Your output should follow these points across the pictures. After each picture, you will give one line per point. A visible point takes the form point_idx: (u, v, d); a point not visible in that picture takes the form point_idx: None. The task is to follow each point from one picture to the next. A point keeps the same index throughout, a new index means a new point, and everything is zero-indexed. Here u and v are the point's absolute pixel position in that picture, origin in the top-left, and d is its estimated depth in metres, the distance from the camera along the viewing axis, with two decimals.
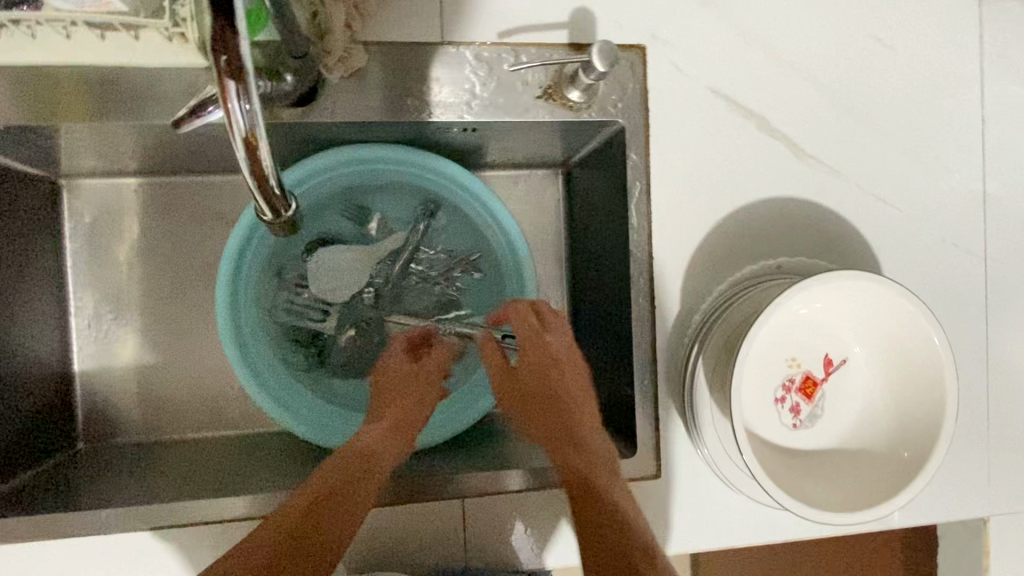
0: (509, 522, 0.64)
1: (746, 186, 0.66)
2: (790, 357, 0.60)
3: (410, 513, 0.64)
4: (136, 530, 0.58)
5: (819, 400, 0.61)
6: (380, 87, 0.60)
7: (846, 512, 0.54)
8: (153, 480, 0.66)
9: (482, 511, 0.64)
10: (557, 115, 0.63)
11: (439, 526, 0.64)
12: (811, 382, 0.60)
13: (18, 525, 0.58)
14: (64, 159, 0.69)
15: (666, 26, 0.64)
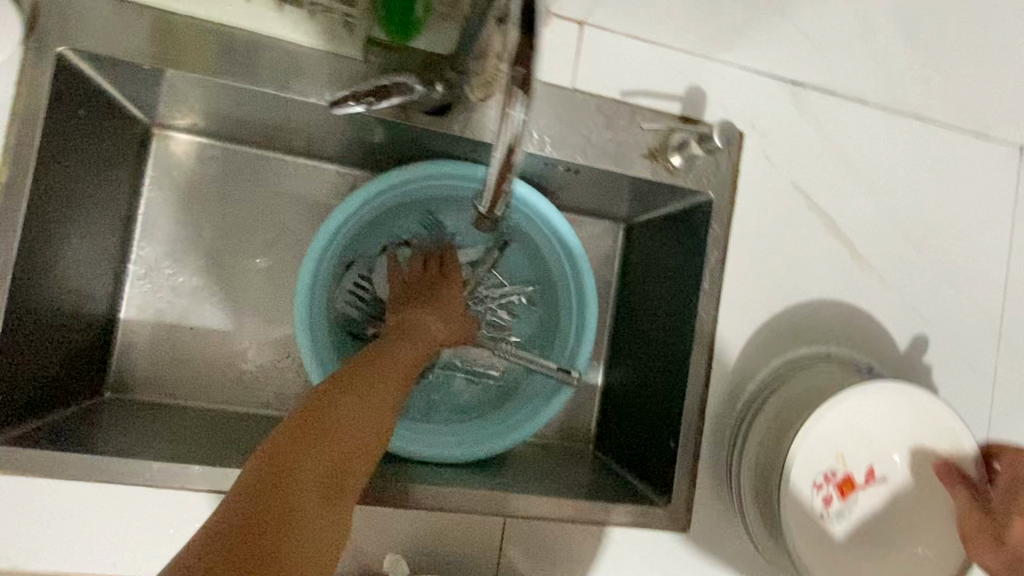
0: (542, 546, 0.67)
1: (808, 276, 0.72)
2: (839, 455, 0.63)
3: (451, 520, 0.66)
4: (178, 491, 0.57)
5: (850, 499, 0.65)
6: None
7: None
8: (187, 444, 0.65)
9: (519, 532, 0.67)
10: (658, 176, 0.68)
11: (478, 537, 0.66)
12: (850, 482, 0.65)
13: (47, 470, 0.54)
14: (167, 110, 0.69)
15: (764, 120, 0.71)
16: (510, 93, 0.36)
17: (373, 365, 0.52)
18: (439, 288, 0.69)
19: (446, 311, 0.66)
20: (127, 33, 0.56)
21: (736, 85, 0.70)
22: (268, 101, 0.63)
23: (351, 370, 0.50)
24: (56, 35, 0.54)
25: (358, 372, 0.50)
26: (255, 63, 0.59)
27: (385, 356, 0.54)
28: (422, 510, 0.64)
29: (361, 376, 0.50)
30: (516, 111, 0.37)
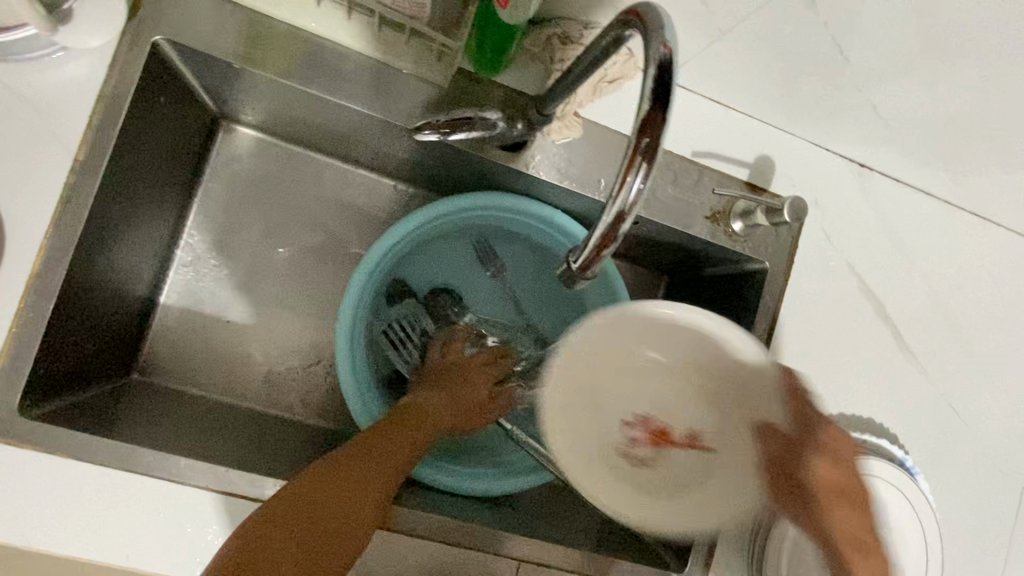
0: None
1: (852, 358, 0.71)
2: None
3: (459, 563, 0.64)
4: (197, 495, 0.55)
5: None
6: (580, 159, 0.64)
7: None
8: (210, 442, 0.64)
9: None
10: (716, 239, 0.68)
11: None
12: None
13: (72, 453, 0.53)
14: (240, 105, 0.70)
15: (828, 197, 0.70)
16: (631, 162, 0.35)
17: (357, 459, 0.56)
18: (450, 372, 0.69)
19: (451, 391, 0.67)
20: (220, 30, 0.57)
21: (803, 160, 0.70)
22: (344, 114, 0.64)
23: (330, 467, 0.55)
24: (153, 22, 0.55)
25: (338, 472, 0.55)
26: (339, 77, 0.59)
27: (375, 448, 0.58)
28: (432, 546, 0.62)
29: (336, 476, 0.55)
30: (635, 181, 0.35)
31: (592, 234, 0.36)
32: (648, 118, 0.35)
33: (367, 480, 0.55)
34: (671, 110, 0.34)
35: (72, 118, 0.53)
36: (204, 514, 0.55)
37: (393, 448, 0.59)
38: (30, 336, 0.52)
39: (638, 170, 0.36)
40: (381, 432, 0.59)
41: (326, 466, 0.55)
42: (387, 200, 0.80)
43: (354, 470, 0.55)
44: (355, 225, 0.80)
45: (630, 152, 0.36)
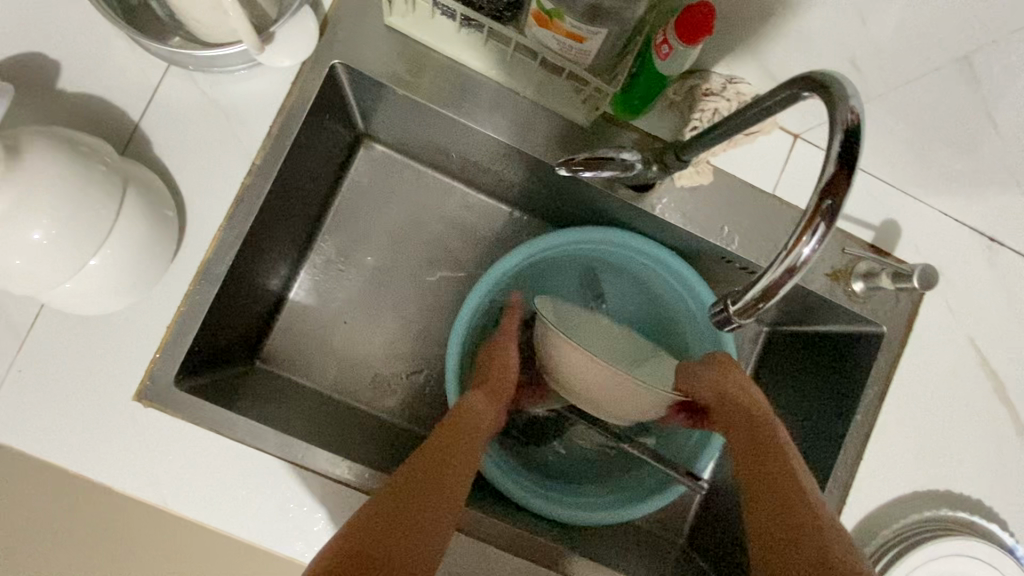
0: None
1: (965, 436, 0.68)
2: None
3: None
4: (316, 482, 0.59)
5: None
6: (705, 205, 0.66)
7: None
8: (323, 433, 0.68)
9: None
10: (834, 298, 0.68)
11: None
12: None
13: (214, 427, 0.58)
14: (384, 124, 0.75)
15: (953, 268, 0.69)
16: (810, 222, 0.36)
17: (426, 466, 0.58)
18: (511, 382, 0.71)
19: (494, 390, 0.69)
20: (389, 58, 0.62)
21: (930, 228, 0.69)
22: (485, 143, 0.68)
23: (405, 476, 0.56)
24: (335, 46, 0.60)
25: (413, 476, 0.56)
26: (490, 109, 0.63)
27: (435, 454, 0.59)
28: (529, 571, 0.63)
29: (417, 480, 0.56)
30: (812, 240, 0.36)
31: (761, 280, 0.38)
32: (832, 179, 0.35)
33: (439, 473, 0.57)
34: (856, 173, 0.35)
35: (256, 126, 0.59)
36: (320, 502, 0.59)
37: (455, 453, 0.60)
38: (193, 316, 0.58)
39: (815, 230, 0.36)
40: (434, 439, 0.61)
41: (401, 478, 0.56)
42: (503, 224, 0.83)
43: (425, 471, 0.57)
44: (470, 245, 0.84)
45: (806, 210, 0.37)
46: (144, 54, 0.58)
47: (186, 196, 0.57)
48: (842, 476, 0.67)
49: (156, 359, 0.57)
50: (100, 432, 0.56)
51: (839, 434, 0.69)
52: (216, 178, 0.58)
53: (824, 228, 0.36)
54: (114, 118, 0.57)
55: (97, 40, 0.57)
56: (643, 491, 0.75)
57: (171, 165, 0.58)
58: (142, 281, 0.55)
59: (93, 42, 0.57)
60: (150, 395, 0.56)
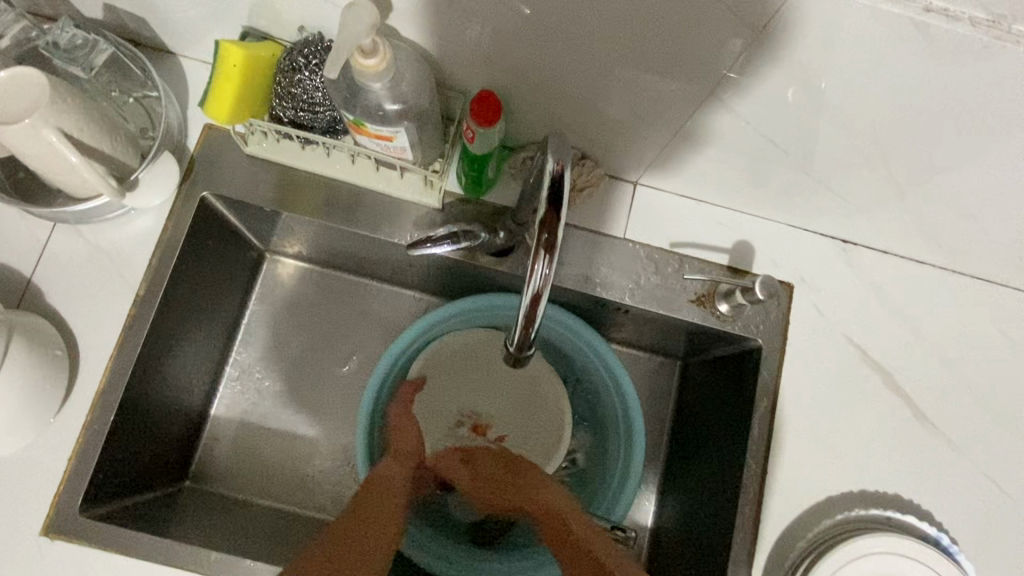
0: None
1: (862, 432, 0.70)
2: None
3: None
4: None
5: None
6: (565, 259, 0.71)
7: None
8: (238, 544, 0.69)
9: None
10: (705, 322, 0.71)
11: None
12: None
13: (116, 549, 0.60)
14: (277, 240, 0.82)
15: (814, 274, 0.73)
16: (535, 255, 0.46)
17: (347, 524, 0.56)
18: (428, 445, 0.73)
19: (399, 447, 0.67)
20: (256, 182, 0.69)
21: (783, 240, 0.74)
22: (359, 240, 0.73)
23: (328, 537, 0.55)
24: (202, 181, 0.68)
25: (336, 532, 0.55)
26: (352, 209, 0.70)
27: (357, 512, 0.58)
28: None
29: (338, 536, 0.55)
30: (540, 268, 0.46)
31: (519, 311, 0.48)
32: (546, 220, 0.45)
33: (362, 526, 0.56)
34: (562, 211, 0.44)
35: (137, 263, 0.66)
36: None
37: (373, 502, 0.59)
38: (92, 448, 0.61)
39: (541, 258, 0.45)
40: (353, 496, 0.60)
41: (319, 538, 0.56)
42: (410, 309, 0.88)
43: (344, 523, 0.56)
44: (381, 332, 0.88)
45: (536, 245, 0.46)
46: (32, 217, 0.65)
47: (82, 337, 0.64)
48: (751, 492, 0.67)
49: (58, 493, 0.60)
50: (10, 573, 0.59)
51: (741, 450, 0.70)
52: (105, 315, 0.64)
53: (546, 256, 0.45)
54: (8, 277, 0.63)
55: None
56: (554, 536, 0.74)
57: (64, 310, 0.64)
58: (34, 420, 0.59)
59: None
60: (56, 528, 0.59)
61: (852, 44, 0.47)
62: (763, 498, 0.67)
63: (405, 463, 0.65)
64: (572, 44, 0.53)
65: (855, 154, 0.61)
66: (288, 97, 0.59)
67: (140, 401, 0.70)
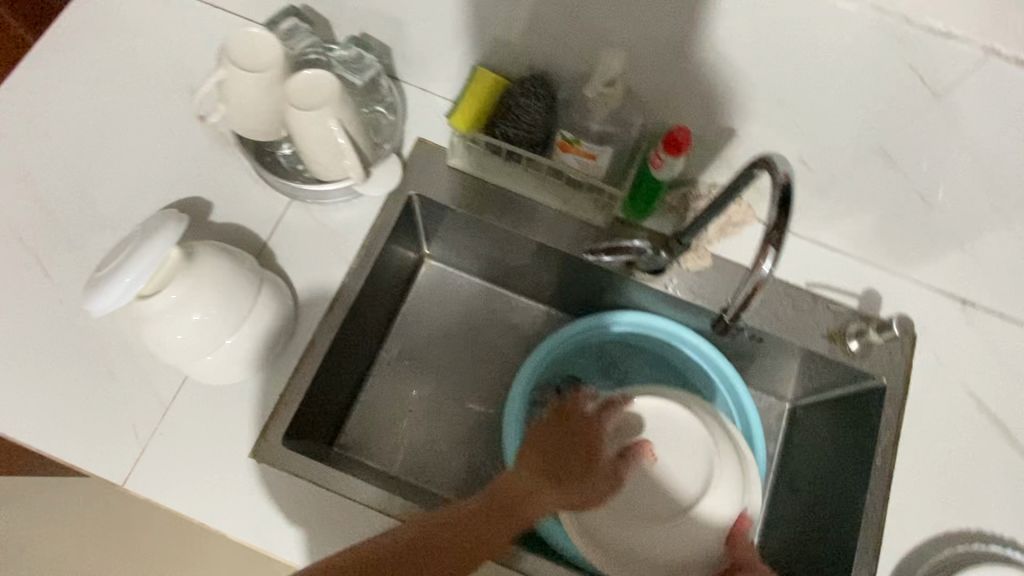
0: None
1: (980, 478, 0.74)
2: None
3: None
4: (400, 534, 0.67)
5: None
6: (713, 284, 0.79)
7: None
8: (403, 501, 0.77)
9: None
10: (835, 356, 0.78)
11: None
12: None
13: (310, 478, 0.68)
14: (439, 244, 0.93)
15: (937, 327, 0.80)
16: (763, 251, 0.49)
17: (437, 542, 0.55)
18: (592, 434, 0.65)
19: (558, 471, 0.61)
20: (454, 188, 0.81)
21: (908, 294, 0.81)
22: (527, 249, 0.84)
23: (419, 546, 0.54)
24: (412, 181, 0.80)
25: (418, 548, 0.54)
26: (532, 220, 0.80)
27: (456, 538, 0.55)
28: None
29: (417, 554, 0.54)
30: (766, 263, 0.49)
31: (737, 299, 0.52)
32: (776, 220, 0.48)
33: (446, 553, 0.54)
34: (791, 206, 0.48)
35: (350, 242, 0.78)
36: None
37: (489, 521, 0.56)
38: (296, 391, 0.71)
39: (768, 253, 0.49)
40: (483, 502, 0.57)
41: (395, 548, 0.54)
42: (544, 323, 0.98)
43: (444, 532, 0.55)
44: (516, 340, 0.97)
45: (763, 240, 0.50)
46: (273, 193, 0.78)
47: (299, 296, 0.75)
48: (874, 517, 0.72)
49: (266, 425, 0.70)
50: (218, 487, 0.67)
51: (864, 476, 0.75)
52: (321, 281, 0.76)
53: (774, 252, 0.48)
54: (248, 238, 0.76)
55: (238, 182, 0.78)
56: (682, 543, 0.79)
57: (288, 272, 0.75)
58: (259, 358, 0.70)
59: (237, 186, 0.78)
60: (260, 454, 0.68)
61: (1015, 115, 0.56)
62: (884, 525, 0.72)
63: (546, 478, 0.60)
64: (759, 99, 0.64)
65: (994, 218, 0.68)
66: (511, 116, 0.71)
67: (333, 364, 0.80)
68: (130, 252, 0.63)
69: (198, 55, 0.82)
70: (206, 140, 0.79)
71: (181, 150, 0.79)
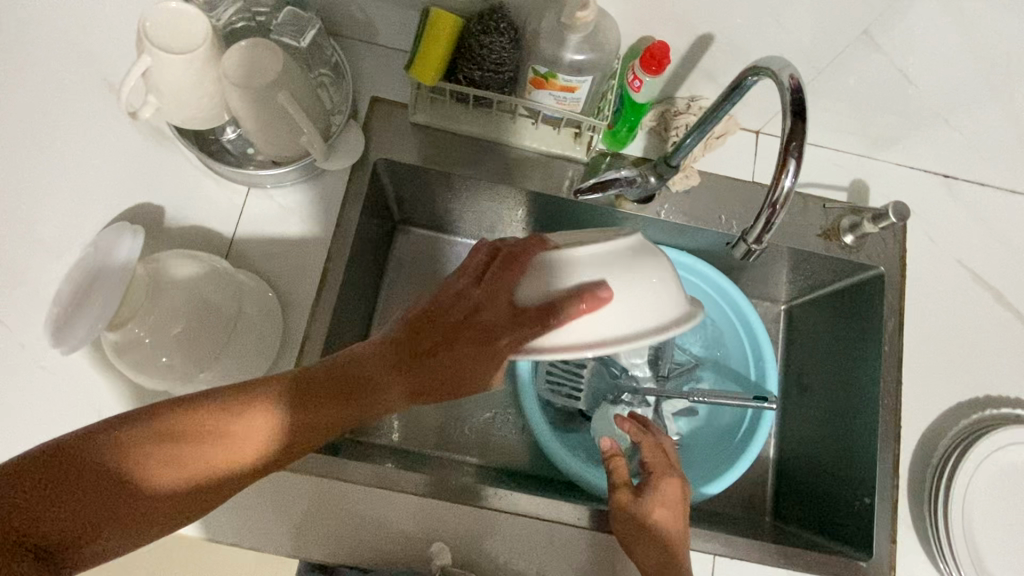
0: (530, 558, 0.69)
1: (981, 344, 0.77)
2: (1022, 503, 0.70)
3: (560, 546, 0.70)
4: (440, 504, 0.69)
5: None
6: (703, 202, 0.77)
7: None
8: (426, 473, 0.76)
9: (505, 534, 0.70)
10: (831, 252, 0.78)
11: (458, 527, 0.69)
12: None
13: None
14: (411, 206, 0.87)
15: (926, 207, 0.80)
16: (783, 166, 0.48)
17: (193, 470, 0.46)
18: (468, 279, 0.52)
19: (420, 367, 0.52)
20: (421, 146, 0.75)
21: (894, 179, 0.81)
22: (507, 195, 0.80)
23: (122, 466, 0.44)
24: (375, 146, 0.75)
25: (117, 470, 0.44)
26: (510, 167, 0.76)
27: (268, 464, 0.50)
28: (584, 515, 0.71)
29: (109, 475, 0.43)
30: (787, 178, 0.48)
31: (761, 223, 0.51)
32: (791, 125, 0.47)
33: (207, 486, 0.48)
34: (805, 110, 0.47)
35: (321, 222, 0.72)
36: (417, 518, 0.69)
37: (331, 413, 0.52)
38: None
39: (788, 168, 0.48)
40: (319, 396, 0.51)
41: (94, 484, 0.43)
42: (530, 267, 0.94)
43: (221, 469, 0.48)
44: None
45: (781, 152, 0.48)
46: (228, 184, 0.71)
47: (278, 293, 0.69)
48: (890, 401, 0.74)
49: None
50: None
51: (875, 363, 0.77)
52: (300, 269, 0.70)
53: (795, 164, 0.47)
54: (212, 237, 0.70)
55: (186, 179, 0.71)
56: (708, 466, 0.80)
57: (264, 266, 0.70)
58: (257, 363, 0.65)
59: (186, 183, 0.71)
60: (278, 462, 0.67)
61: None
62: (900, 408, 0.74)
63: (398, 350, 0.53)
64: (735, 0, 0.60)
65: (979, 88, 0.68)
66: (474, 59, 0.65)
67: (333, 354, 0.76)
68: (86, 295, 0.58)
69: (102, 41, 0.72)
70: (138, 138, 0.71)
71: (113, 154, 0.71)
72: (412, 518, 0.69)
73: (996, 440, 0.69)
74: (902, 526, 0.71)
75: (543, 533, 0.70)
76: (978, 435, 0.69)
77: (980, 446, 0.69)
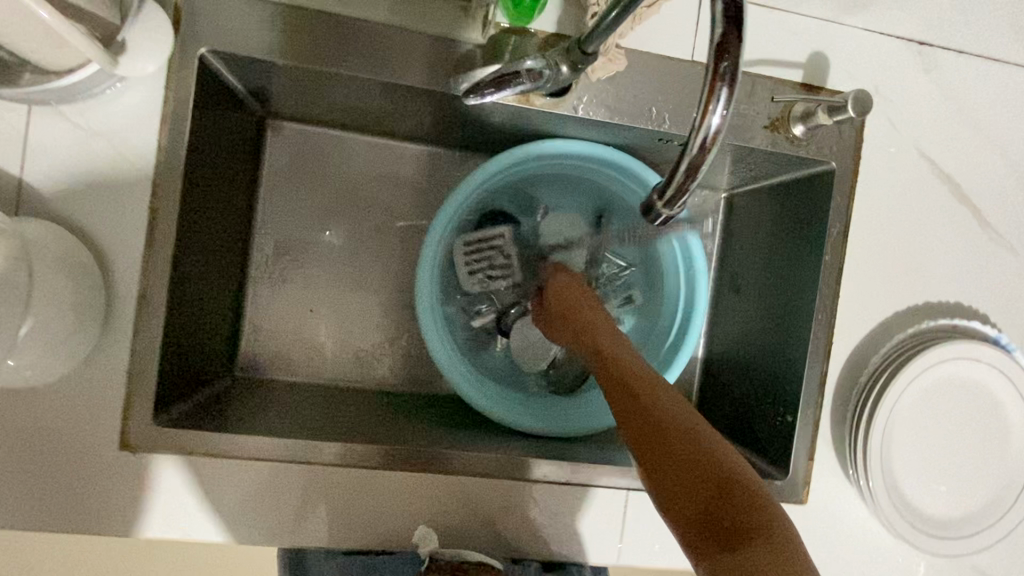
0: (386, 513, 0.60)
1: (933, 243, 0.69)
2: (948, 414, 0.67)
3: (410, 497, 0.61)
4: (272, 474, 0.58)
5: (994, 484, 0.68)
6: (629, 91, 0.63)
7: (913, 522, 0.65)
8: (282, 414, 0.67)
9: (333, 490, 0.59)
10: (778, 147, 0.66)
11: (290, 492, 0.59)
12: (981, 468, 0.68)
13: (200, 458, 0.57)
14: (277, 102, 0.72)
15: (889, 84, 0.67)
16: (712, 92, 0.39)
17: None
18: None
19: None
20: (258, 28, 0.58)
21: (854, 49, 0.66)
22: (385, 90, 0.64)
23: None
24: (196, 32, 0.56)
25: None
26: (381, 55, 0.59)
27: None
28: (412, 454, 0.61)
29: None
30: (717, 110, 0.39)
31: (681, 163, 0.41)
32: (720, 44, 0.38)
33: None
34: (743, 31, 0.38)
35: None
36: (285, 480, 0.59)
37: None
38: (147, 359, 0.56)
39: (718, 96, 0.39)
40: None
41: None
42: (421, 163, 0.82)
43: None
44: (411, 197, 0.83)
45: (709, 78, 0.39)
46: None
47: None
48: (824, 317, 0.68)
49: (128, 403, 0.56)
50: (99, 484, 0.56)
51: (812, 270, 0.69)
52: None
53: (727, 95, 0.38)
54: None
55: None
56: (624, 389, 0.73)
57: (70, 212, 0.55)
58: (81, 340, 0.53)
59: None
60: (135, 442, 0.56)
61: None
62: (834, 323, 0.68)
63: None
64: None
65: None
66: None
67: (198, 295, 0.65)
68: None
69: None
70: None
71: None
72: (249, 489, 0.58)
73: (930, 357, 0.64)
74: (823, 444, 0.68)
75: (380, 482, 0.60)
76: (908, 353, 0.65)
77: (906, 370, 0.64)
